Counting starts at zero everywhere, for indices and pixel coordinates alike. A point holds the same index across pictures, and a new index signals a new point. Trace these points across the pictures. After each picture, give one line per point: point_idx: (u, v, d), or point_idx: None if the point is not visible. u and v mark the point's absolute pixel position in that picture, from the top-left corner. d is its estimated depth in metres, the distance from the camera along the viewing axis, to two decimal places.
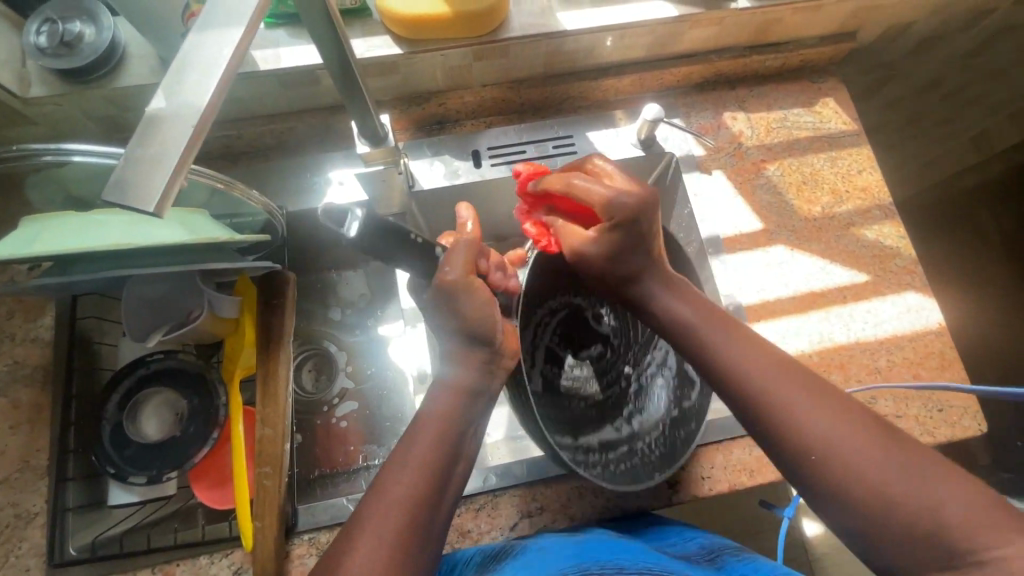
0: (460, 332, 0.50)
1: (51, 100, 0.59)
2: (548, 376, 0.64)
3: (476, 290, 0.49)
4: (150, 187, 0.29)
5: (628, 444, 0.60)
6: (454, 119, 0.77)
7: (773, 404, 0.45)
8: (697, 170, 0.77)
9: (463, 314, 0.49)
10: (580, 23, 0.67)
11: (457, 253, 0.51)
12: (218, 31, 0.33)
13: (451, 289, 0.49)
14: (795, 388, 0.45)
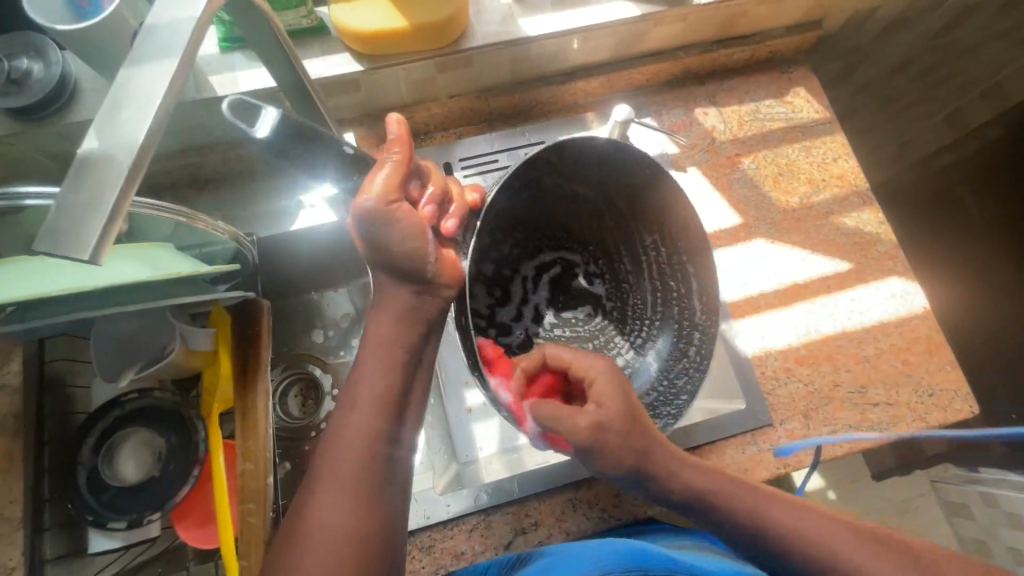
0: (388, 256, 0.47)
1: (3, 140, 0.58)
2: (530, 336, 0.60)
3: (399, 220, 0.46)
4: (86, 232, 0.28)
5: None
6: (424, 132, 0.76)
7: (772, 521, 0.46)
8: (672, 168, 0.76)
9: (388, 248, 0.47)
10: (542, 28, 0.66)
11: (374, 178, 0.46)
12: (151, 63, 0.32)
13: (368, 222, 0.45)
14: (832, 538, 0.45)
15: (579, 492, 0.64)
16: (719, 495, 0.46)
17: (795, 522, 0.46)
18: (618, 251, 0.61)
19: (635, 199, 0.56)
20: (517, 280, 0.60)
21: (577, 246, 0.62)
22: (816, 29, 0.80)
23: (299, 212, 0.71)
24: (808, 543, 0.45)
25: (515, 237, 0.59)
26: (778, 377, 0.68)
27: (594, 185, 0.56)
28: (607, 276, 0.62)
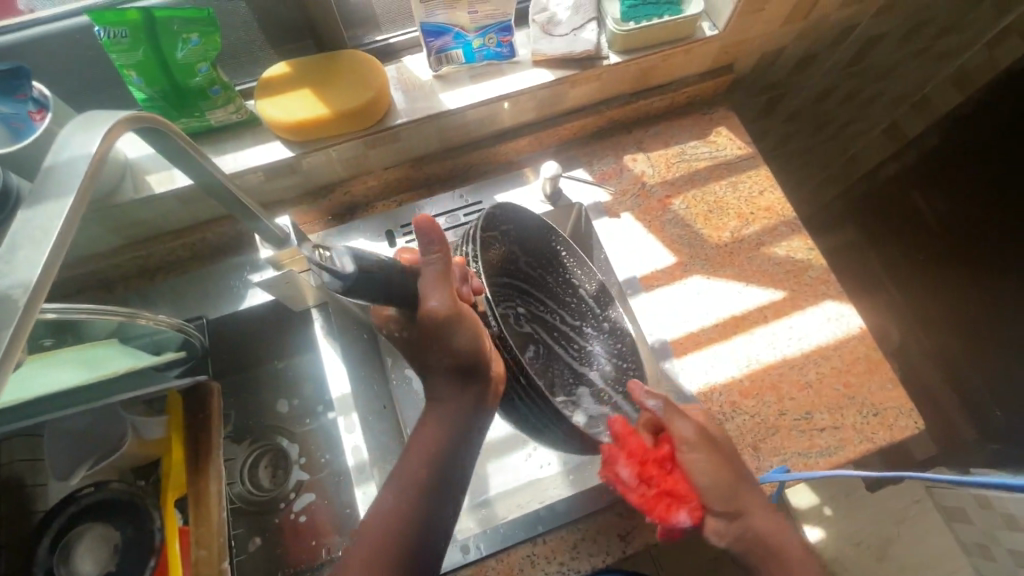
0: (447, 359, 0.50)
1: None
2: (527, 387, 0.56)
3: (466, 318, 0.49)
4: None
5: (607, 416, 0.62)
6: (365, 202, 0.79)
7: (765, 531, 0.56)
8: (605, 216, 0.80)
9: (453, 348, 0.50)
10: (462, 101, 0.70)
11: (432, 281, 0.49)
12: (48, 202, 0.34)
13: (436, 323, 0.48)
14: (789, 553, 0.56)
15: (536, 547, 0.64)
16: (748, 509, 0.55)
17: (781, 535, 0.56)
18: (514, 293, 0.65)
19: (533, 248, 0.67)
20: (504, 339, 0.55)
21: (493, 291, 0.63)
22: (729, 73, 0.85)
23: (247, 291, 0.73)
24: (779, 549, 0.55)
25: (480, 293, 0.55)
26: (724, 411, 0.69)
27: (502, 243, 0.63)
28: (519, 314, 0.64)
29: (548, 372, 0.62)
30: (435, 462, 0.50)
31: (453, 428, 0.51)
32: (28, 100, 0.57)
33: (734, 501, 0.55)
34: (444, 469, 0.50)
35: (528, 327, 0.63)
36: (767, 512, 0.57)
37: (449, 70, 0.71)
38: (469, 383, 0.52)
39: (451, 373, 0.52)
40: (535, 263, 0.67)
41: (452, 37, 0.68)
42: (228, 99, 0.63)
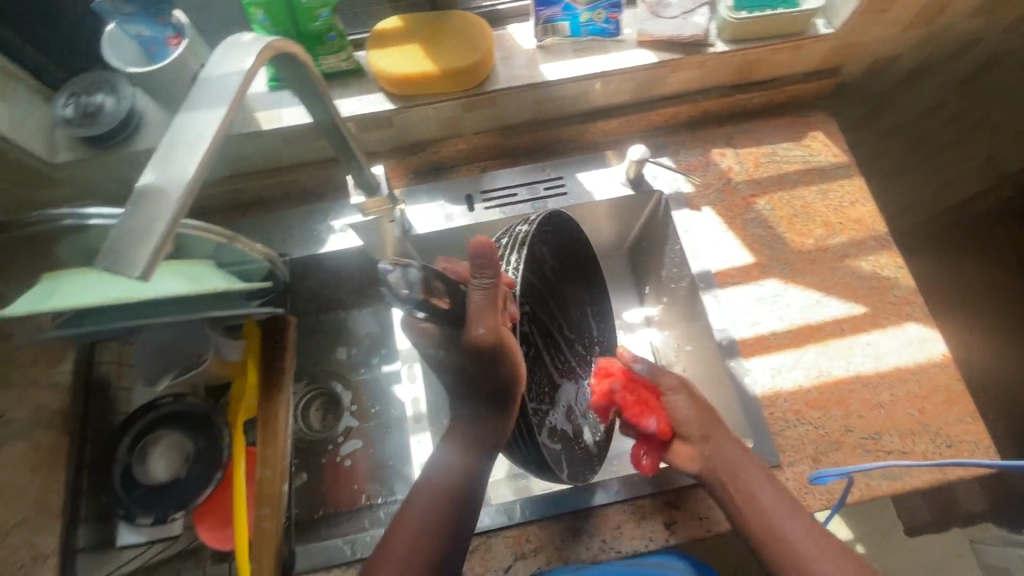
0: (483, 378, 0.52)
1: (75, 163, 0.65)
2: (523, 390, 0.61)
3: (507, 349, 0.50)
4: (139, 253, 0.32)
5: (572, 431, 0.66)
6: (449, 165, 0.81)
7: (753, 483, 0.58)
8: (686, 207, 0.78)
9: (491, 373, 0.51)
10: (562, 73, 0.70)
11: (481, 305, 0.47)
12: (204, 111, 0.37)
13: (482, 349, 0.48)
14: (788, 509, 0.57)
15: (580, 520, 0.64)
16: (734, 466, 0.59)
17: (774, 495, 0.58)
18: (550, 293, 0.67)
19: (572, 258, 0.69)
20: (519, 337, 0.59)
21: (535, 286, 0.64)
22: (834, 76, 0.81)
23: (329, 236, 0.76)
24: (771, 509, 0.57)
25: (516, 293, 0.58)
26: (787, 419, 0.68)
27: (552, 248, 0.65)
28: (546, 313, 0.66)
29: (537, 384, 0.64)
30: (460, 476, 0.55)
31: (470, 455, 0.56)
32: (169, 25, 0.61)
33: (701, 426, 0.61)
34: (466, 491, 0.55)
35: (535, 335, 0.65)
36: (746, 459, 0.59)
37: (553, 41, 0.71)
38: (488, 419, 0.56)
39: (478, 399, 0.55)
40: (565, 273, 0.69)
41: (561, 8, 0.69)
42: (340, 46, 0.66)
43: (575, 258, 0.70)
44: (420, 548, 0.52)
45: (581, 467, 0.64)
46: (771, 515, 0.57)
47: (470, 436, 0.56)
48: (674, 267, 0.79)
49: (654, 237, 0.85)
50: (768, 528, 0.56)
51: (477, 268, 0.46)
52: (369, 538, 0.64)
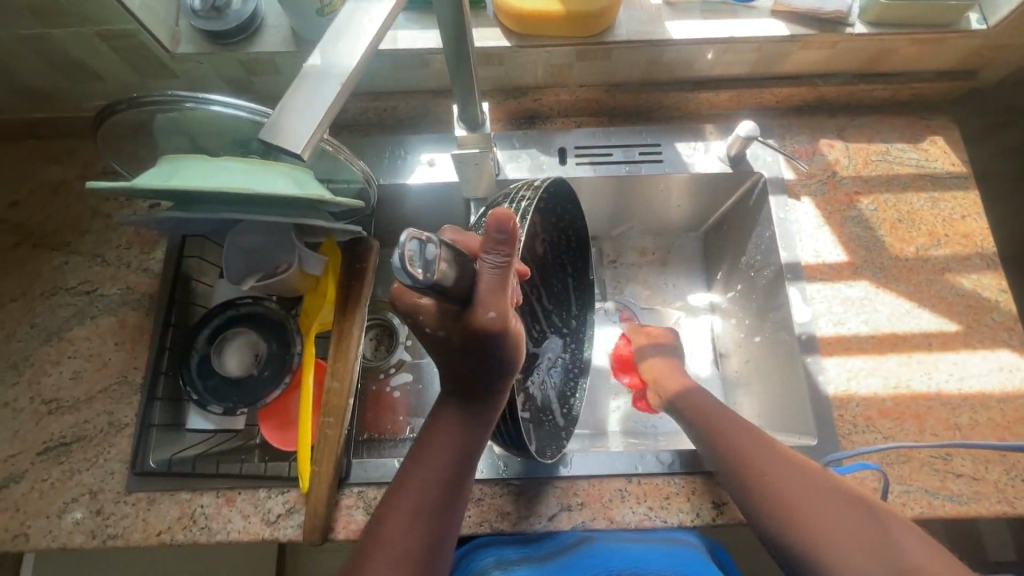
0: (482, 358, 0.44)
1: (195, 57, 0.67)
2: None
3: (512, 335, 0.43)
4: (302, 130, 0.33)
5: (540, 403, 0.66)
6: (546, 115, 0.79)
7: (743, 445, 0.58)
8: (784, 194, 0.76)
9: (493, 357, 0.44)
10: (686, 33, 0.67)
11: (493, 286, 0.40)
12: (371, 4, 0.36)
13: (486, 332, 0.41)
14: (785, 473, 0.55)
15: (629, 484, 0.64)
16: (720, 428, 0.62)
17: (773, 459, 0.56)
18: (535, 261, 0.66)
19: (566, 232, 0.68)
20: None
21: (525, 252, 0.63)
22: (969, 79, 0.76)
23: (415, 166, 0.75)
24: (766, 472, 0.55)
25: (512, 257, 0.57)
26: (857, 424, 0.66)
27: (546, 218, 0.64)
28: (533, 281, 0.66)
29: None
30: (451, 453, 0.50)
31: (455, 451, 0.50)
32: None
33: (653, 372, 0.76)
34: (460, 470, 0.50)
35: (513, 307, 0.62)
36: (746, 437, 0.59)
37: None
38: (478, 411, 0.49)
39: (466, 376, 0.47)
40: (556, 246, 0.68)
41: None
42: None
43: (570, 234, 0.69)
44: (411, 554, 0.48)
45: (548, 444, 0.64)
46: (782, 489, 0.54)
47: (457, 431, 0.49)
48: (758, 255, 0.78)
49: (741, 221, 0.82)
50: (790, 513, 0.52)
51: (487, 245, 0.39)
52: None
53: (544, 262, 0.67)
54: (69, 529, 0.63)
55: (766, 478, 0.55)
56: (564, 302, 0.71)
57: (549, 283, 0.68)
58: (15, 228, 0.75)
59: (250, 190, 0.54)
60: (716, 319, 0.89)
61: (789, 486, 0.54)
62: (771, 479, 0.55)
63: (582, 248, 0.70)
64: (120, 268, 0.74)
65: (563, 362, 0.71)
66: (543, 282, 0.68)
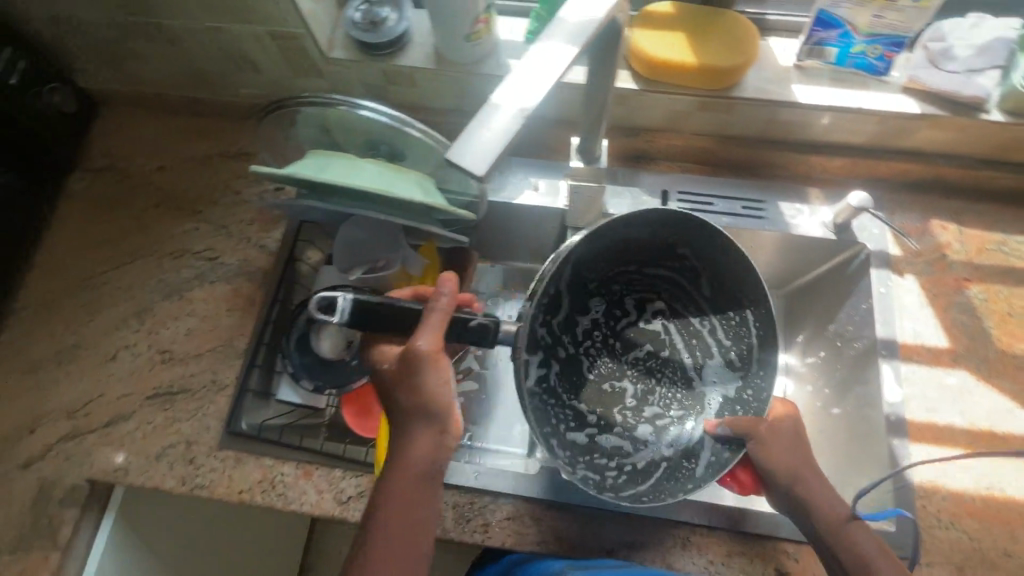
0: (415, 389, 0.50)
1: (344, 62, 0.73)
2: (639, 381, 0.65)
3: (440, 368, 0.50)
4: (485, 158, 0.38)
5: (685, 446, 0.60)
6: (653, 156, 0.81)
7: (832, 513, 0.56)
8: (887, 269, 0.74)
9: (421, 389, 0.50)
10: (813, 98, 0.69)
11: (434, 324, 0.50)
12: (545, 52, 0.42)
13: (413, 361, 0.49)
14: (865, 540, 0.55)
15: (692, 534, 0.64)
16: (809, 488, 0.57)
17: (855, 525, 0.56)
18: (677, 281, 0.62)
19: (672, 243, 0.57)
20: (603, 331, 0.65)
21: (654, 276, 0.62)
22: None
23: (523, 189, 0.78)
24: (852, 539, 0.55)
25: (604, 285, 0.62)
26: (940, 518, 0.63)
27: (639, 235, 0.56)
28: (672, 305, 0.64)
29: (650, 390, 0.65)
30: (411, 493, 0.50)
31: (414, 483, 0.50)
32: None
33: (785, 468, 0.56)
34: (424, 503, 0.50)
35: (642, 337, 0.66)
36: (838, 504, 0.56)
37: (812, 64, 0.69)
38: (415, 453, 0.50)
39: (412, 411, 0.51)
40: (677, 259, 0.59)
41: (838, 34, 0.66)
42: None
43: (682, 236, 0.56)
44: None
45: (663, 490, 0.57)
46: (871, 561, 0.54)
47: (405, 475, 0.50)
48: (850, 326, 0.77)
49: (832, 288, 0.81)
50: None
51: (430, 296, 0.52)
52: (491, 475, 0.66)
53: (683, 279, 0.61)
54: (163, 472, 0.69)
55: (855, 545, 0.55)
56: (722, 321, 0.61)
57: (707, 304, 0.61)
58: (158, 192, 0.83)
59: (381, 192, 0.59)
60: (790, 382, 0.86)
61: (874, 558, 0.54)
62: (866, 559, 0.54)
63: (717, 246, 0.55)
64: (240, 241, 0.80)
65: (728, 393, 0.61)
66: (703, 305, 0.62)
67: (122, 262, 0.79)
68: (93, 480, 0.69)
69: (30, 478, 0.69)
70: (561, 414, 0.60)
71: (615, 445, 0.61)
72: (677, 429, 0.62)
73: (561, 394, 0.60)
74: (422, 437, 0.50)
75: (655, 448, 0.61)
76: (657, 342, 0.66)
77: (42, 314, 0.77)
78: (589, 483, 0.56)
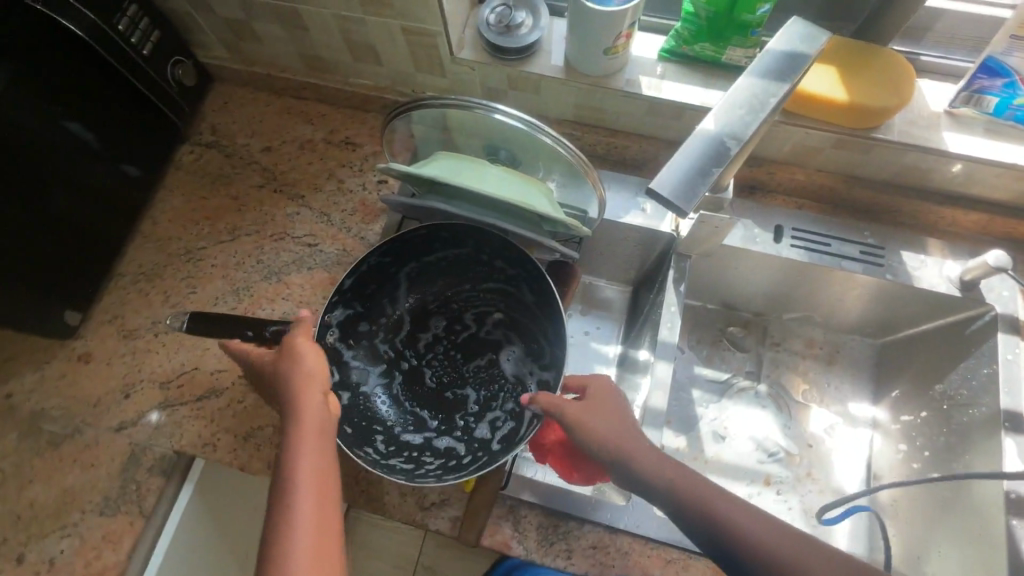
0: (289, 379, 0.52)
1: (473, 64, 0.72)
2: (484, 383, 0.70)
3: (307, 354, 0.53)
4: (689, 189, 0.41)
5: (503, 430, 0.65)
6: (768, 189, 0.78)
7: (659, 472, 0.49)
8: (1016, 335, 0.70)
9: (298, 375, 0.52)
10: (966, 149, 0.65)
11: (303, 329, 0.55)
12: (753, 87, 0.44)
13: (288, 354, 0.53)
14: (703, 491, 0.47)
15: None
16: (627, 447, 0.51)
17: (681, 473, 0.49)
18: (499, 290, 0.72)
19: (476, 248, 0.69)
20: (450, 347, 0.73)
21: (490, 291, 0.73)
22: None
23: (632, 210, 0.76)
24: (686, 486, 0.48)
25: (451, 306, 0.74)
26: None
27: (456, 249, 0.70)
28: (505, 313, 0.72)
29: (493, 397, 0.69)
30: (324, 455, 0.48)
31: (319, 445, 0.48)
32: None
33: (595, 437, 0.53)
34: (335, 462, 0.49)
35: (487, 350, 0.72)
36: (666, 468, 0.49)
37: (966, 112, 0.66)
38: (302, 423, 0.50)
39: (296, 388, 0.51)
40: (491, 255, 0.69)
41: (1002, 84, 0.63)
42: (754, 43, 0.66)
43: (493, 245, 0.67)
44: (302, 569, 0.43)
45: (458, 469, 0.62)
46: (728, 520, 0.45)
47: (300, 438, 0.48)
48: (963, 388, 0.73)
49: (943, 345, 0.77)
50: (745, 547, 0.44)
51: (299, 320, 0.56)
52: (581, 500, 0.64)
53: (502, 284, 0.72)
54: (249, 453, 0.69)
55: (700, 499, 0.47)
56: (542, 318, 0.69)
57: (529, 310, 0.71)
58: (264, 172, 0.84)
59: (464, 186, 0.58)
60: (876, 437, 0.82)
61: (723, 508, 0.46)
62: (723, 512, 0.46)
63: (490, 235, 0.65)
64: (343, 232, 0.80)
65: (547, 378, 0.67)
66: (527, 310, 0.71)
67: (226, 237, 0.80)
68: (181, 451, 0.69)
69: (121, 442, 0.70)
70: (398, 418, 0.67)
71: (444, 448, 0.65)
72: (506, 420, 0.66)
73: (401, 403, 0.69)
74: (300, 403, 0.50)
75: (485, 443, 0.65)
76: (496, 351, 0.72)
77: (145, 280, 0.79)
78: (398, 470, 0.61)
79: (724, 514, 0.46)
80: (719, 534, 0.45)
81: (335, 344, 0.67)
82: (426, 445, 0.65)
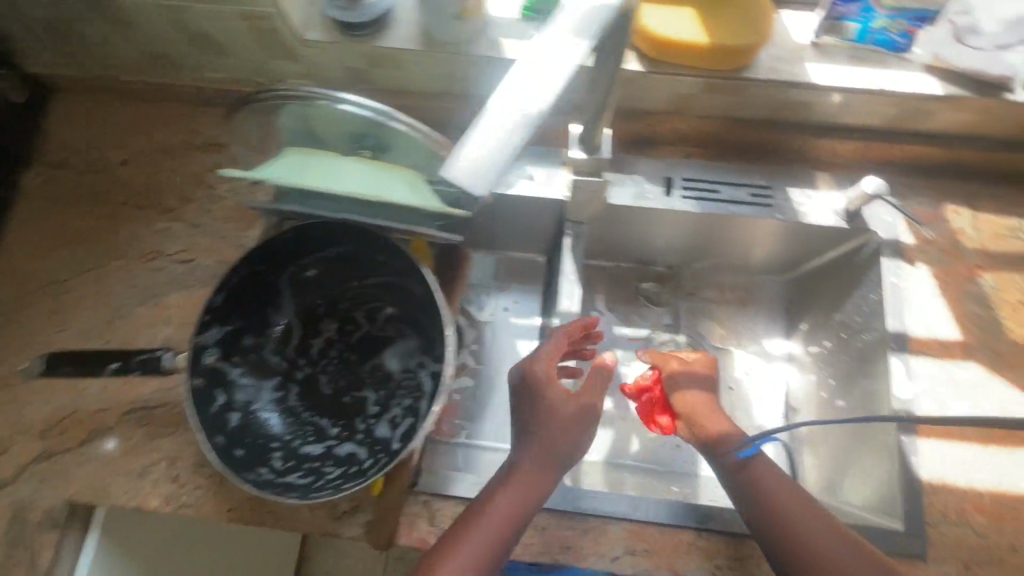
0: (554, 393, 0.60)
1: (322, 44, 0.66)
2: (383, 381, 0.68)
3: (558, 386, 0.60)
4: (482, 170, 0.36)
5: (400, 429, 0.63)
6: (655, 141, 0.76)
7: (740, 469, 0.62)
8: (899, 258, 0.72)
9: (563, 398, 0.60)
10: (830, 79, 0.64)
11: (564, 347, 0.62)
12: (547, 47, 0.40)
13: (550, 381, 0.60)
14: (777, 489, 0.59)
15: (699, 538, 0.63)
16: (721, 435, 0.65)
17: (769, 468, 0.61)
18: (384, 284, 0.67)
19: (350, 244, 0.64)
20: (347, 349, 0.70)
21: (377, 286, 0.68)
22: None
23: (518, 179, 0.74)
24: (772, 487, 0.59)
25: (341, 306, 0.70)
26: (949, 515, 0.62)
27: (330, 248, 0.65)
28: (395, 307, 0.68)
29: (392, 394, 0.66)
30: (552, 453, 0.58)
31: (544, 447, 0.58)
32: None
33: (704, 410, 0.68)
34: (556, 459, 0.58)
35: (381, 347, 0.69)
36: (772, 476, 0.60)
37: (829, 41, 0.66)
38: (514, 434, 0.60)
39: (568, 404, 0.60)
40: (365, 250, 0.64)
41: (859, 8, 0.63)
42: None
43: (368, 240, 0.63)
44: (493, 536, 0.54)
45: (356, 476, 0.59)
46: (790, 515, 0.57)
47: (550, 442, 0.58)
48: (857, 315, 0.74)
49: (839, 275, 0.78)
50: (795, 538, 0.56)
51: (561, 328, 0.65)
52: None
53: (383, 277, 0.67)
54: (146, 491, 0.65)
55: (774, 500, 0.58)
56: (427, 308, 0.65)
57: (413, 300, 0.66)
58: (124, 188, 0.77)
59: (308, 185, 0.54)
60: (792, 370, 0.85)
61: (796, 510, 0.58)
62: (786, 508, 0.58)
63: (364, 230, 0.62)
64: (219, 242, 0.75)
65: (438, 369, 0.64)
66: (413, 301, 0.66)
67: (90, 265, 0.73)
68: (72, 502, 0.65)
69: (3, 502, 0.65)
70: (294, 431, 0.64)
71: (345, 455, 0.62)
72: (405, 418, 0.64)
73: (298, 414, 0.66)
74: (561, 446, 0.58)
75: (385, 443, 0.62)
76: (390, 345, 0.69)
77: None
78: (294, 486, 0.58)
79: (790, 512, 0.58)
80: (789, 530, 0.57)
81: (217, 365, 0.62)
82: (326, 456, 0.63)
